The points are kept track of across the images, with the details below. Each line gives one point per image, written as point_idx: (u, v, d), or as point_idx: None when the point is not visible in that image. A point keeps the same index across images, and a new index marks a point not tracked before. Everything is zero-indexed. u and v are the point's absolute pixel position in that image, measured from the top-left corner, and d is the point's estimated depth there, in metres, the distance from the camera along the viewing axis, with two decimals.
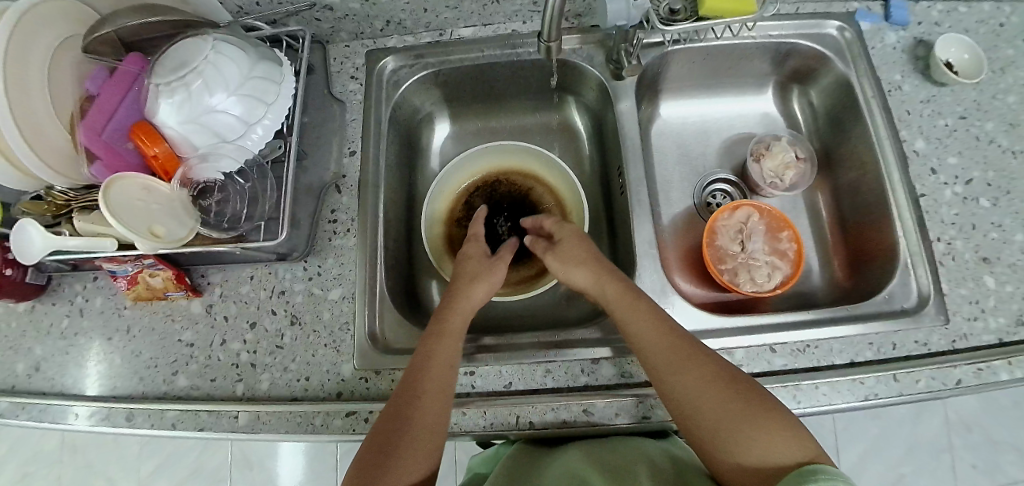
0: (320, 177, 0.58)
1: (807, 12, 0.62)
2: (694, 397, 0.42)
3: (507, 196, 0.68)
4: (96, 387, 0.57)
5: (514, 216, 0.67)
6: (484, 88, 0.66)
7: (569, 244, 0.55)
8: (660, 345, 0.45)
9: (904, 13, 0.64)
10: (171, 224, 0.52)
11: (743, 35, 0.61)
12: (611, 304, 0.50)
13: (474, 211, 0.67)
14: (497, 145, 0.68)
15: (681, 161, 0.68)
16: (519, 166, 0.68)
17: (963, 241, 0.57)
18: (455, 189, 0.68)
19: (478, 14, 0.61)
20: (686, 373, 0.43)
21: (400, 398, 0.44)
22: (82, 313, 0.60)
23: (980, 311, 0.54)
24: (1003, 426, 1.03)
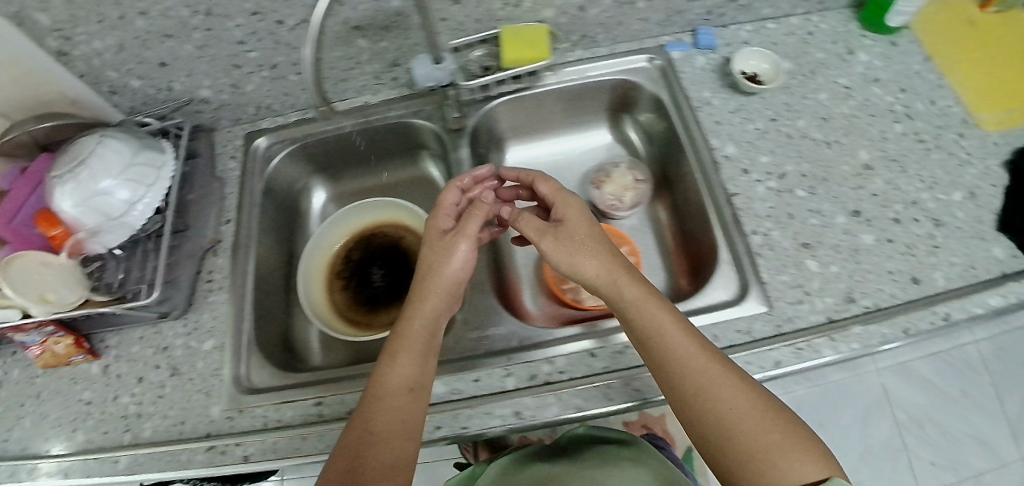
0: (198, 244, 0.68)
1: (620, 52, 0.70)
2: (715, 405, 0.43)
3: (382, 246, 0.75)
4: None
5: (388, 264, 0.74)
6: (349, 154, 0.75)
7: (567, 232, 0.54)
8: (681, 352, 0.46)
9: (710, 39, 0.70)
10: (62, 289, 0.59)
11: (563, 78, 0.69)
12: (638, 305, 0.49)
13: (352, 263, 0.74)
14: (368, 202, 0.75)
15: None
16: (390, 219, 0.75)
17: (780, 232, 0.60)
18: (335, 245, 0.75)
19: (330, 91, 0.72)
20: (712, 383, 0.44)
21: (382, 418, 0.45)
22: None
23: (803, 294, 0.58)
24: (955, 418, 1.06)
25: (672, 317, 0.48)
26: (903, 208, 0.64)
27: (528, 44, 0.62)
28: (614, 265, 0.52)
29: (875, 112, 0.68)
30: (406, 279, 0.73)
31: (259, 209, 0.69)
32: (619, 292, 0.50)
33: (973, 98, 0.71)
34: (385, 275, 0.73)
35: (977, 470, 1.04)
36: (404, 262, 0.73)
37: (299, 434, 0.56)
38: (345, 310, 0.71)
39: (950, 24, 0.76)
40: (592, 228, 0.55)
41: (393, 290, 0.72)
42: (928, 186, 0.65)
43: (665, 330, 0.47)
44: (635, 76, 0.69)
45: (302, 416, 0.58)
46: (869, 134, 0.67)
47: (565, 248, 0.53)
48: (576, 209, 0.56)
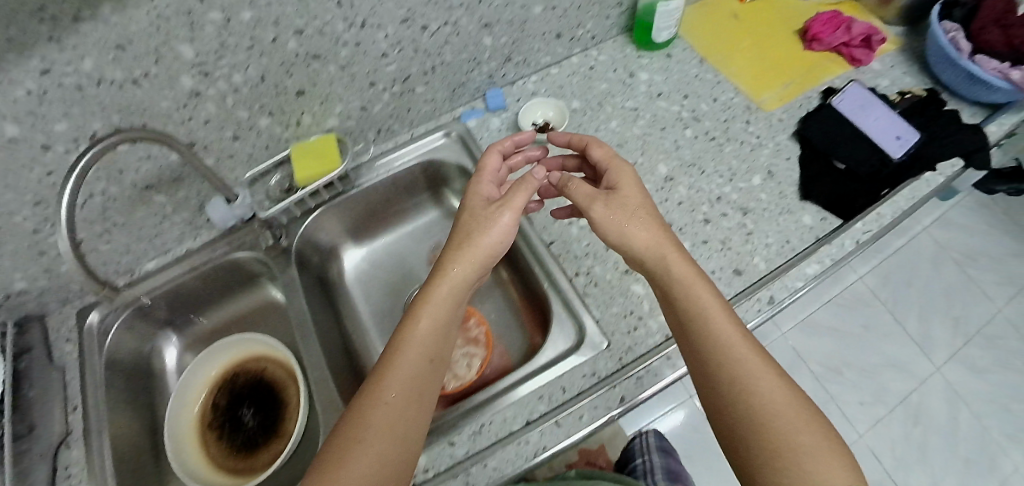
0: (48, 440, 0.60)
1: (419, 135, 0.75)
2: (750, 383, 0.42)
3: (247, 384, 0.73)
4: None
5: (257, 401, 0.73)
6: (188, 302, 0.75)
7: (611, 211, 0.53)
8: (720, 320, 0.46)
9: (499, 98, 0.76)
10: None
11: (374, 175, 0.73)
12: (685, 274, 0.49)
13: (222, 409, 0.72)
14: (226, 343, 0.74)
15: (387, 286, 0.76)
16: (252, 352, 0.74)
17: (601, 266, 0.64)
18: (200, 395, 0.72)
19: (152, 248, 0.72)
20: (746, 364, 0.43)
21: (378, 414, 0.43)
22: None
23: (636, 320, 0.60)
24: (867, 351, 1.18)
25: (715, 291, 0.48)
26: (710, 207, 0.68)
27: (313, 153, 0.66)
28: (659, 239, 0.52)
29: (665, 124, 0.73)
30: (279, 411, 0.72)
31: (103, 386, 0.65)
32: (669, 261, 0.50)
33: (747, 84, 0.77)
34: (257, 414, 0.73)
35: (902, 394, 1.13)
36: (274, 393, 0.73)
37: None
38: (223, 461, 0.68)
39: (712, 24, 0.83)
40: (645, 210, 0.54)
41: (266, 425, 0.71)
42: (729, 178, 0.70)
43: (709, 298, 0.47)
44: (439, 154, 0.74)
45: None
46: (663, 147, 0.71)
47: (606, 223, 0.53)
48: (628, 186, 0.55)
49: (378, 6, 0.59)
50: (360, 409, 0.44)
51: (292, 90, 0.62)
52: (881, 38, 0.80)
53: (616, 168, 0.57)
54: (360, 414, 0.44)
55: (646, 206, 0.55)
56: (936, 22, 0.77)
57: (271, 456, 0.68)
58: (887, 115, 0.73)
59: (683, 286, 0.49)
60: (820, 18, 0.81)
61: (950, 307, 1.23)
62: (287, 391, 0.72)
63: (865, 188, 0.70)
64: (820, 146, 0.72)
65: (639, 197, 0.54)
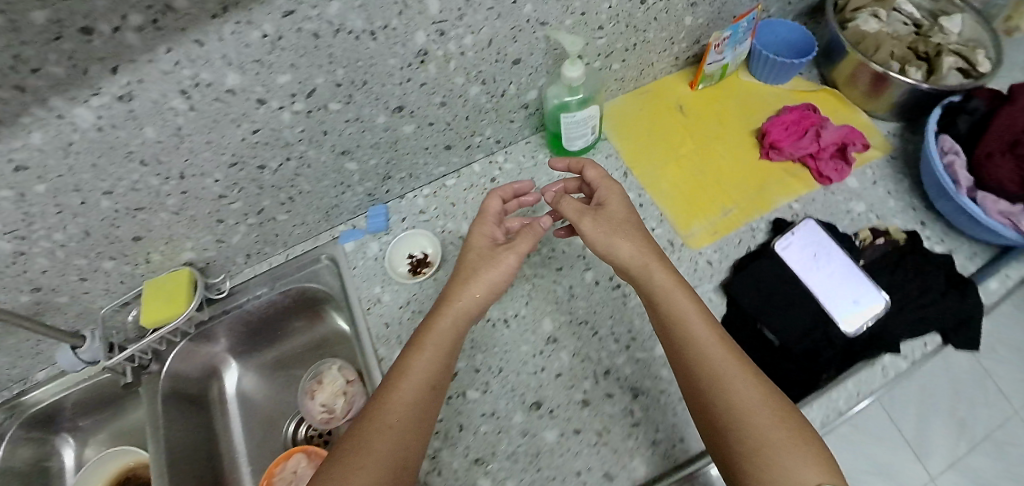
0: None
1: (295, 257, 0.70)
2: (728, 395, 0.41)
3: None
4: None
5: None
6: (81, 409, 0.72)
7: (603, 226, 0.51)
8: (698, 333, 0.44)
9: (381, 218, 0.69)
10: None
11: (250, 299, 0.69)
12: (661, 287, 0.47)
13: None
14: (96, 461, 0.70)
15: (268, 407, 0.74)
16: (128, 464, 0.72)
17: (449, 450, 0.54)
18: None
19: (36, 361, 0.69)
20: (728, 376, 0.42)
21: (382, 430, 0.42)
22: None
23: None
24: (854, 457, 1.06)
25: (694, 300, 0.47)
26: (593, 383, 0.56)
27: (162, 293, 0.61)
28: (647, 251, 0.50)
29: (561, 264, 0.63)
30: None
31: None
32: (648, 273, 0.48)
33: (671, 204, 0.65)
34: None
35: None
36: None
37: None
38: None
39: (647, 120, 0.72)
40: (633, 216, 0.54)
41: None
42: (624, 345, 0.58)
43: (686, 310, 0.46)
44: (317, 280, 0.69)
45: None
46: (552, 297, 0.61)
47: (597, 239, 0.51)
48: (614, 196, 0.54)
49: (194, 158, 0.51)
50: (359, 432, 0.43)
51: (126, 237, 0.57)
52: (860, 145, 0.66)
53: (610, 184, 0.56)
54: (354, 443, 0.42)
55: (636, 218, 0.54)
56: (931, 134, 0.59)
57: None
58: (845, 265, 0.58)
59: (661, 300, 0.47)
60: (782, 121, 0.67)
61: (957, 405, 1.09)
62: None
63: (806, 371, 0.54)
64: (748, 308, 0.57)
65: (625, 207, 0.54)
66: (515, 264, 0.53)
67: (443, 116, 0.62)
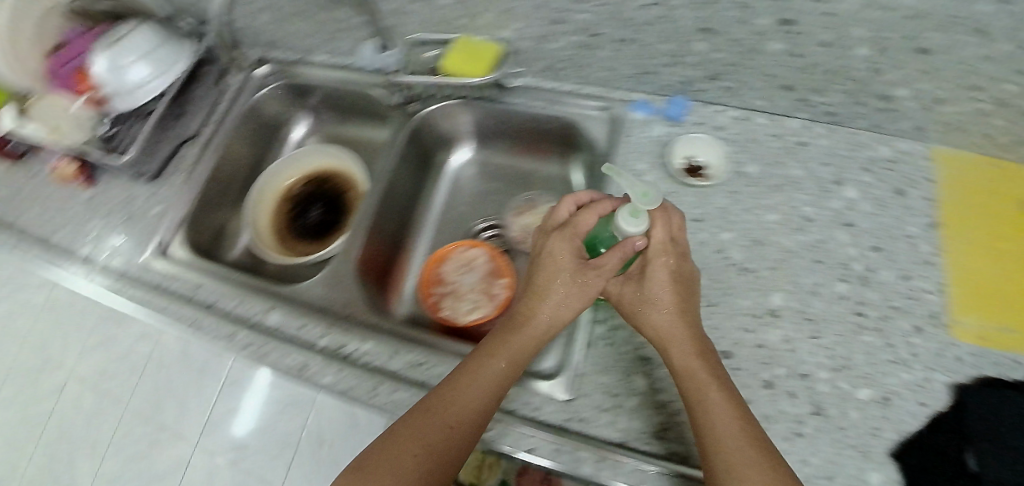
0: (189, 131, 0.80)
1: (582, 94, 0.68)
2: (737, 473, 0.38)
3: (329, 190, 0.83)
4: (56, 246, 0.79)
5: (326, 205, 0.82)
6: (332, 102, 0.82)
7: (656, 314, 0.49)
8: (712, 408, 0.42)
9: (681, 111, 0.65)
10: (73, 130, 0.76)
11: (514, 104, 0.69)
12: (699, 395, 0.43)
13: (308, 191, 0.84)
14: (340, 149, 0.83)
15: (472, 202, 0.78)
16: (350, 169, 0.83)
17: (629, 333, 0.57)
18: (309, 168, 0.84)
19: (325, 45, 0.77)
20: (724, 450, 0.39)
21: (440, 425, 0.43)
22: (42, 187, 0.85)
23: (609, 401, 0.54)
24: None
25: (725, 398, 0.43)
26: (785, 376, 0.55)
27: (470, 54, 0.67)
28: (689, 345, 0.47)
29: (824, 257, 0.59)
30: (334, 230, 0.80)
31: (236, 122, 0.79)
32: (693, 379, 0.45)
33: (959, 282, 0.57)
34: (320, 214, 0.82)
35: None
36: (339, 210, 0.81)
37: (192, 308, 0.68)
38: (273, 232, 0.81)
39: (987, 193, 0.61)
40: (682, 289, 0.51)
41: (323, 229, 0.81)
42: (833, 366, 0.55)
43: (713, 398, 0.43)
44: (586, 123, 0.67)
45: (206, 297, 0.70)
46: (798, 282, 0.58)
47: (665, 338, 0.49)
48: (659, 278, 0.51)
49: None
50: (416, 412, 0.44)
51: None
52: None
53: (678, 251, 0.52)
54: (406, 425, 0.43)
55: (686, 305, 0.50)
56: None
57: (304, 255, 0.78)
58: None
59: (695, 391, 0.44)
60: None
61: None
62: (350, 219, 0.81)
63: None
64: None
65: (680, 302, 0.50)
66: (575, 302, 0.50)
67: (815, 57, 0.56)
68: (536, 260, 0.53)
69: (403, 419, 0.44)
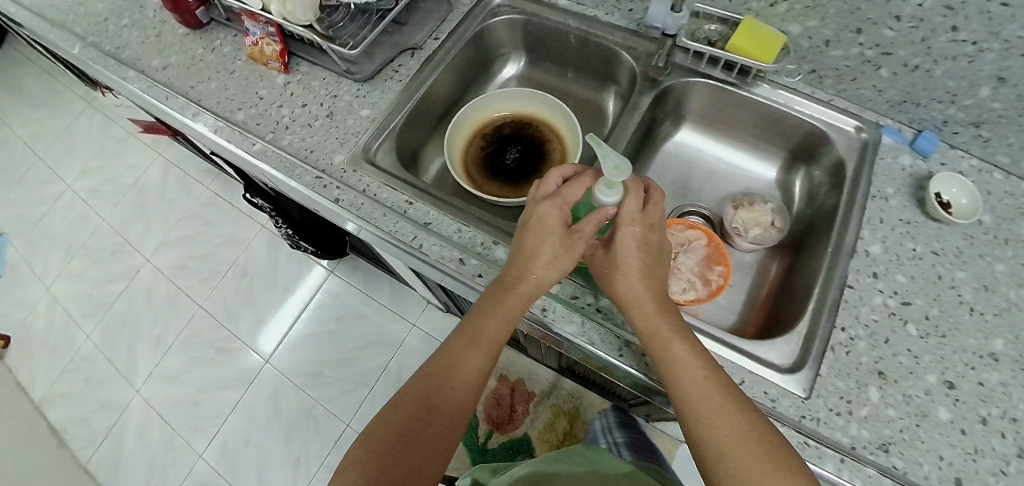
0: (408, 41, 0.78)
1: (838, 106, 0.69)
2: (697, 407, 0.45)
3: (528, 137, 0.85)
4: (234, 119, 0.75)
5: (524, 150, 0.84)
6: (557, 51, 0.84)
7: (627, 277, 0.52)
8: (699, 395, 0.46)
9: (930, 146, 0.67)
10: (297, 7, 0.71)
11: (768, 96, 0.70)
12: (666, 351, 0.48)
13: (514, 129, 0.85)
14: (562, 106, 0.82)
15: (677, 184, 0.80)
16: (562, 131, 0.82)
17: (867, 345, 0.58)
18: (525, 109, 0.85)
19: None
20: (701, 402, 0.45)
21: (445, 397, 0.49)
22: (235, 58, 0.82)
23: (844, 406, 0.55)
24: None
25: (691, 353, 0.48)
26: None
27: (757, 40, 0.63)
28: (650, 305, 0.50)
29: None
30: (530, 177, 0.82)
31: (462, 44, 0.80)
32: (657, 338, 0.49)
33: None
34: (516, 159, 0.83)
35: None
36: (536, 161, 0.83)
37: (398, 221, 0.63)
38: (466, 164, 0.83)
39: None
40: (653, 264, 0.53)
41: (519, 173, 0.83)
42: None
43: (699, 388, 0.46)
44: (835, 134, 0.68)
45: (411, 212, 0.64)
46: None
47: (631, 301, 0.51)
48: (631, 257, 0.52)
49: None
50: (450, 357, 0.51)
51: None
52: None
53: (648, 222, 0.53)
54: (421, 400, 0.49)
55: (656, 279, 0.52)
56: None
57: (497, 193, 0.80)
58: None
59: (670, 374, 0.48)
60: None
61: None
62: (549, 170, 0.82)
63: None
64: None
65: (647, 271, 0.52)
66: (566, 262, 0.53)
67: None
68: (526, 228, 0.54)
69: (411, 389, 0.51)
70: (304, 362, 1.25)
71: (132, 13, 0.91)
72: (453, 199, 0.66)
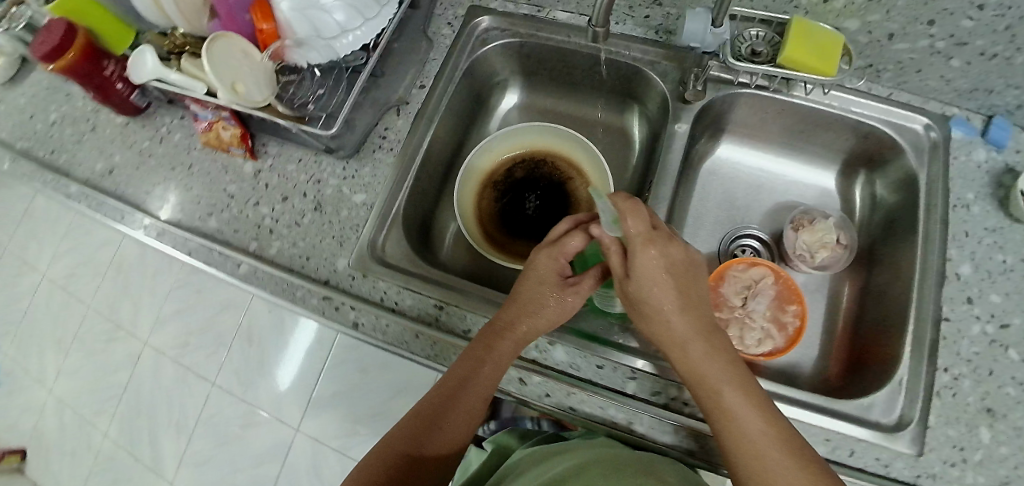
0: (388, 97, 0.66)
1: (900, 101, 0.60)
2: (733, 426, 0.41)
3: (546, 175, 0.74)
4: (212, 228, 0.64)
5: (545, 191, 0.74)
6: (562, 70, 0.72)
7: (652, 293, 0.44)
8: (736, 412, 0.41)
9: (1004, 135, 0.57)
10: (252, 87, 0.59)
11: (820, 101, 0.61)
12: (698, 368, 0.43)
13: (529, 168, 0.75)
14: (583, 142, 0.70)
15: (720, 205, 0.71)
16: (585, 173, 0.72)
17: (971, 383, 0.53)
18: (540, 143, 0.74)
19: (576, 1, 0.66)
20: (734, 420, 0.41)
21: (441, 429, 0.47)
22: (191, 147, 0.70)
23: (959, 458, 0.50)
24: None
25: (728, 368, 0.43)
26: None
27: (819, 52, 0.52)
28: (681, 321, 0.44)
29: None
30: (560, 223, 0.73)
31: (455, 86, 0.68)
32: (687, 353, 0.43)
33: None
34: (537, 206, 0.74)
35: None
36: (559, 204, 0.74)
37: (433, 339, 0.55)
38: (484, 219, 0.73)
39: None
40: (682, 279, 0.45)
41: (546, 219, 0.73)
42: None
43: (740, 408, 0.41)
44: (902, 135, 0.59)
45: (446, 320, 0.56)
46: None
47: (655, 317, 0.45)
48: (650, 277, 0.44)
49: None
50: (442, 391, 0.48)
51: None
52: None
53: (663, 237, 0.44)
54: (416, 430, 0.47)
55: (686, 297, 0.44)
56: None
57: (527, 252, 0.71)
58: None
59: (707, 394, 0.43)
60: None
61: None
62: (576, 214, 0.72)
63: None
64: None
65: (676, 289, 0.44)
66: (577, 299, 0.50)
67: None
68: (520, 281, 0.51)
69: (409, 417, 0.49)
70: (336, 424, 1.19)
71: (58, 105, 0.77)
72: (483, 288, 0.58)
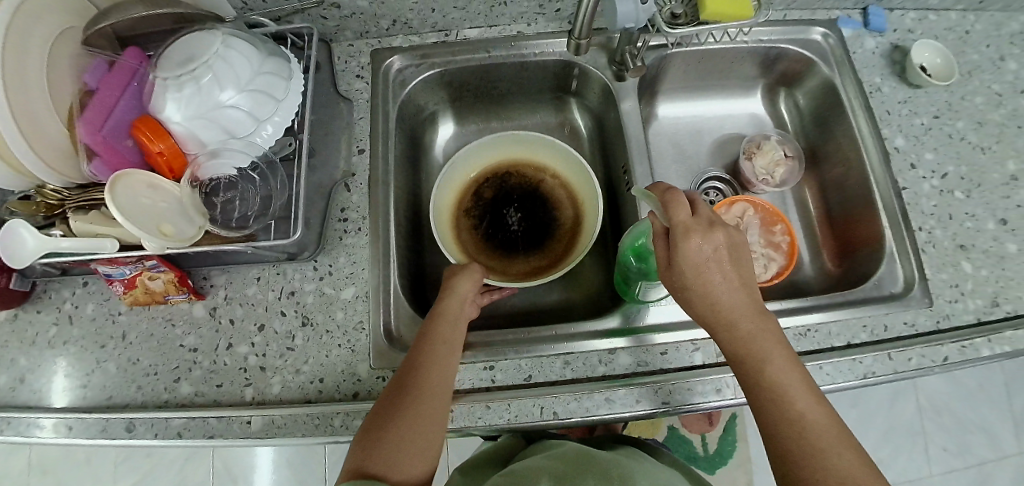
0: (330, 175, 0.60)
1: (794, 19, 0.68)
2: (776, 393, 0.42)
3: (521, 182, 0.71)
4: (186, 394, 0.53)
5: (524, 198, 0.70)
6: (490, 86, 0.70)
7: (702, 273, 0.43)
8: (778, 382, 0.42)
9: (881, 21, 0.68)
10: (178, 222, 0.50)
11: (737, 40, 0.66)
12: (740, 340, 0.44)
13: (497, 185, 0.71)
14: (543, 137, 0.67)
15: (676, 159, 0.74)
16: (557, 167, 0.69)
17: (942, 230, 0.60)
18: (498, 155, 0.70)
19: (484, 15, 0.64)
20: (776, 387, 0.42)
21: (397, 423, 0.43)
22: (114, 313, 0.58)
23: (960, 294, 0.57)
24: (975, 411, 1.09)
25: (773, 342, 0.44)
26: None
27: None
28: (730, 298, 0.44)
29: None
30: (548, 227, 0.69)
31: (394, 137, 0.63)
32: (730, 326, 0.44)
33: None
34: (522, 220, 0.70)
35: (1009, 454, 1.06)
36: (542, 209, 0.70)
37: (500, 403, 0.50)
38: (468, 247, 0.67)
39: None
40: (732, 264, 0.44)
41: (532, 226, 0.69)
42: None
43: (786, 379, 0.42)
44: (806, 47, 0.67)
45: (501, 376, 0.52)
46: None
47: (706, 299, 0.44)
48: (700, 267, 0.43)
49: None
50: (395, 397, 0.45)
51: None
52: None
53: (710, 225, 0.44)
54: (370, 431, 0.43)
55: (737, 278, 0.44)
56: None
57: (528, 266, 0.67)
58: None
59: (751, 367, 0.43)
60: None
61: None
62: (563, 214, 0.69)
63: None
64: None
65: (726, 276, 0.43)
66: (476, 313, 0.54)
67: None
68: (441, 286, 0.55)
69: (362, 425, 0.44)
70: None
71: None
72: (525, 331, 0.56)
